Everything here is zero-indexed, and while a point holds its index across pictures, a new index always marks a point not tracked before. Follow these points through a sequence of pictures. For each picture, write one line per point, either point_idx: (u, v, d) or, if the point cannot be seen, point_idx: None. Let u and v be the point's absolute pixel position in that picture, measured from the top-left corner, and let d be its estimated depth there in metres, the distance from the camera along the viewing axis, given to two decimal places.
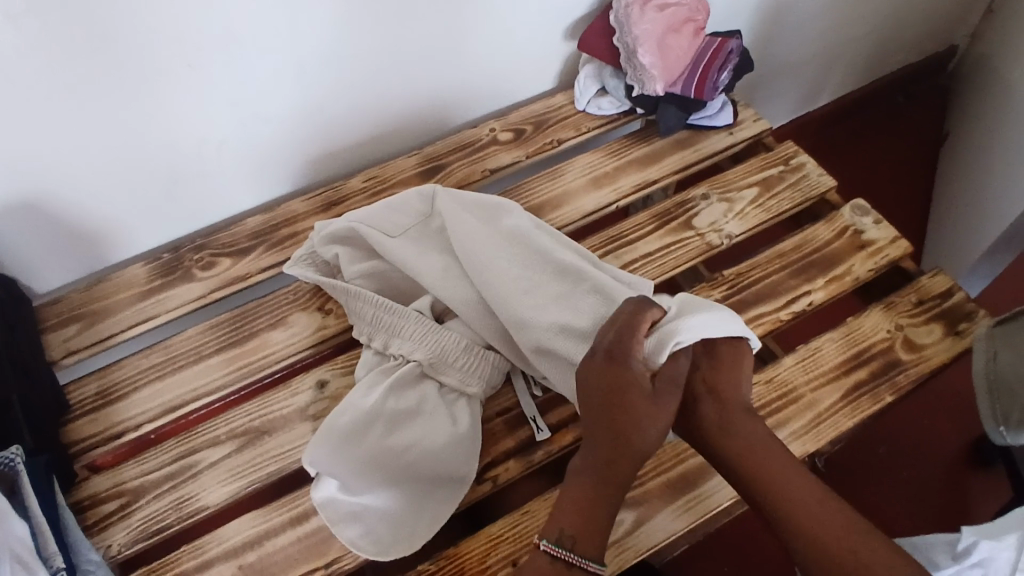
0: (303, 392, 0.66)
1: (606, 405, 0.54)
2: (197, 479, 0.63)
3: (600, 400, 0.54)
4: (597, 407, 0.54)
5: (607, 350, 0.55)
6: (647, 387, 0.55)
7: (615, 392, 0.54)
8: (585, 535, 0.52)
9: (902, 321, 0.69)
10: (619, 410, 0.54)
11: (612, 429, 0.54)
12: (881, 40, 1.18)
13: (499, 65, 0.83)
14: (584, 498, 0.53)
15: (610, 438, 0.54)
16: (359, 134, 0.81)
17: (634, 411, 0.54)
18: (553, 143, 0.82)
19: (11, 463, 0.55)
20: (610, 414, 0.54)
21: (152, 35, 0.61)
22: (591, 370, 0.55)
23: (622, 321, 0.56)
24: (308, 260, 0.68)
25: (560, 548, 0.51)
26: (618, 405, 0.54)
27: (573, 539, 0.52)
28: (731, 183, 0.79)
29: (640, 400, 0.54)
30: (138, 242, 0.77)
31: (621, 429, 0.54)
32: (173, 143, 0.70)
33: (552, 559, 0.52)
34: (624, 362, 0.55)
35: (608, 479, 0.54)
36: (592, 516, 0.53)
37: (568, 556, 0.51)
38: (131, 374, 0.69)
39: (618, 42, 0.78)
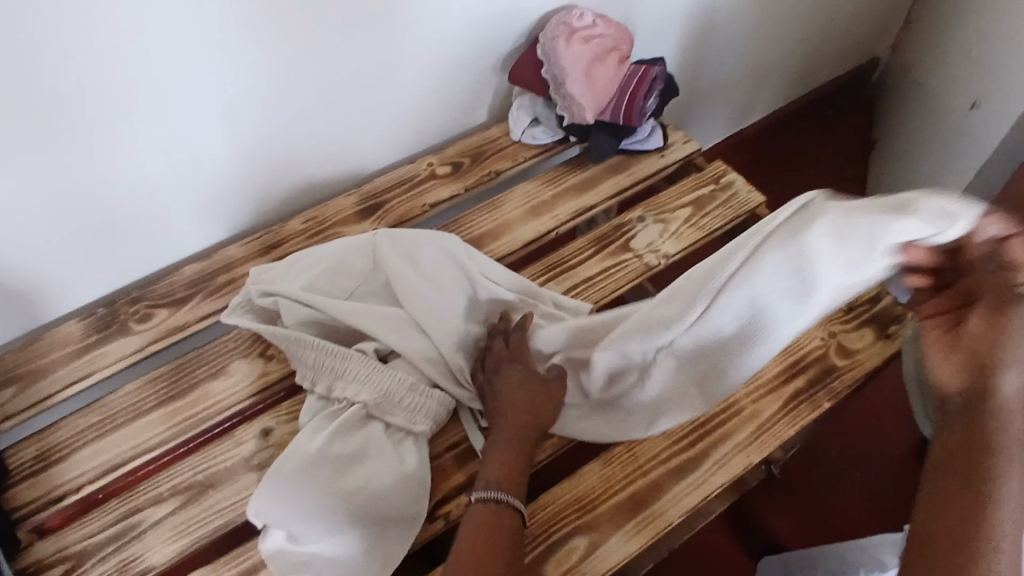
0: (247, 442, 0.65)
1: (516, 385, 0.62)
2: (141, 539, 0.61)
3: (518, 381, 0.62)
4: (509, 394, 0.61)
5: (509, 363, 0.63)
6: (535, 381, 0.62)
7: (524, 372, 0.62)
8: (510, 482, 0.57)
9: (834, 328, 0.71)
10: (527, 387, 0.62)
11: (517, 406, 0.61)
12: (803, 58, 1.23)
13: (434, 102, 0.84)
14: (506, 455, 0.59)
15: (526, 407, 0.61)
16: (298, 174, 0.81)
17: (535, 396, 0.62)
18: (491, 174, 0.84)
19: None
20: (522, 390, 0.62)
21: (82, 89, 0.61)
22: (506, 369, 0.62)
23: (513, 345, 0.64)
24: (246, 307, 0.67)
25: (490, 491, 0.56)
26: (530, 383, 0.62)
27: (497, 484, 0.57)
28: (665, 204, 0.81)
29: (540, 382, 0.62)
30: (72, 298, 0.75)
31: (536, 398, 0.62)
32: (103, 194, 0.69)
33: (484, 503, 0.55)
34: (524, 355, 0.63)
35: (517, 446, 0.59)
36: (512, 468, 0.58)
37: (497, 495, 0.56)
38: (69, 435, 0.66)
39: (546, 74, 0.80)
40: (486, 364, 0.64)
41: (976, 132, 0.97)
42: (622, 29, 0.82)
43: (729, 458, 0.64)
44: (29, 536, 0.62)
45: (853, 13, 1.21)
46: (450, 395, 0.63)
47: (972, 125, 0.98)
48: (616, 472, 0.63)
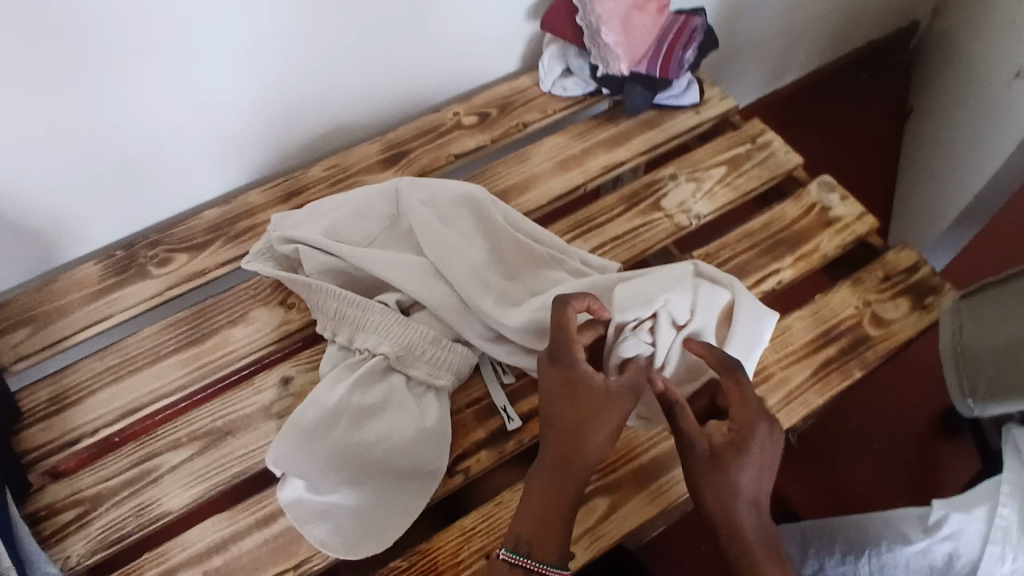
0: (266, 390, 0.64)
1: (558, 398, 0.54)
2: (158, 483, 0.61)
3: (556, 388, 0.54)
4: (559, 407, 0.54)
5: (551, 352, 0.55)
6: (600, 388, 0.54)
7: (569, 380, 0.54)
8: (545, 541, 0.51)
9: (869, 297, 0.69)
10: (573, 401, 0.54)
11: (566, 425, 0.53)
12: (845, 17, 1.18)
13: (461, 49, 0.81)
14: (545, 494, 0.52)
15: (573, 423, 0.53)
16: (319, 122, 0.79)
17: (592, 410, 0.53)
18: (519, 126, 0.81)
19: None
20: (570, 403, 0.54)
21: (107, 27, 0.59)
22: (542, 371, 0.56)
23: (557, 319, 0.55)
24: (267, 254, 0.65)
25: (517, 555, 0.50)
26: (579, 394, 0.54)
27: (530, 542, 0.51)
28: (698, 162, 0.78)
29: (594, 397, 0.54)
30: (89, 240, 0.74)
31: (589, 414, 0.53)
32: (122, 135, 0.67)
33: (511, 568, 0.50)
34: (575, 361, 0.55)
35: (560, 479, 0.53)
36: (550, 515, 0.52)
37: (525, 561, 0.50)
38: (87, 378, 0.66)
39: (581, 22, 0.76)
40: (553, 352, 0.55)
41: (1016, 101, 0.92)
42: None
43: None
44: (48, 475, 0.62)
45: None
46: (473, 350, 0.62)
47: (1013, 95, 0.93)
48: (638, 435, 0.62)
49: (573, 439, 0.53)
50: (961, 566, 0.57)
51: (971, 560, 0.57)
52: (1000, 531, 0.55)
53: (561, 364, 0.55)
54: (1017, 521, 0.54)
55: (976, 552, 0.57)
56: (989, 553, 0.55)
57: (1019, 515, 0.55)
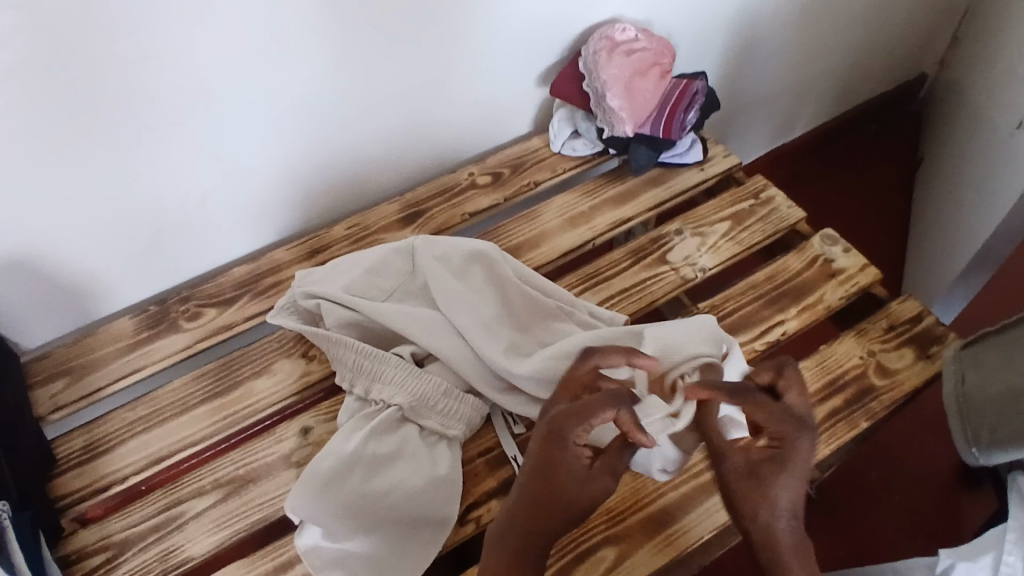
0: (287, 439, 0.67)
1: (534, 467, 0.53)
2: (182, 529, 0.63)
3: (535, 455, 0.54)
4: (532, 478, 0.53)
5: (548, 425, 0.54)
6: (580, 471, 0.53)
7: (547, 452, 0.53)
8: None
9: (873, 347, 0.70)
10: (546, 475, 0.53)
11: (534, 497, 0.52)
12: (847, 75, 1.22)
13: (476, 113, 0.86)
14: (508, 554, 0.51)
15: (536, 492, 0.53)
16: (340, 184, 0.84)
17: (561, 492, 0.52)
18: (529, 185, 0.85)
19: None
20: (543, 479, 0.53)
21: (148, 101, 0.65)
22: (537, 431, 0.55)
23: (580, 406, 0.53)
24: (291, 308, 0.69)
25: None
26: (555, 473, 0.52)
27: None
28: (703, 218, 0.81)
29: (571, 480, 0.53)
30: (125, 296, 0.79)
31: (553, 494, 0.52)
32: (156, 199, 0.72)
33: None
34: (564, 441, 0.53)
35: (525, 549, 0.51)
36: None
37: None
38: (118, 427, 0.70)
39: (587, 88, 0.81)
40: (552, 431, 0.53)
41: (1020, 150, 0.93)
42: (663, 43, 0.82)
43: None
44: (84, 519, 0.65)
45: (901, 28, 1.19)
46: (484, 401, 0.64)
47: (1016, 144, 0.94)
48: (646, 485, 0.63)
49: (537, 508, 0.52)
50: None
51: None
52: None
53: (552, 439, 0.53)
54: None
55: None
56: None
57: None
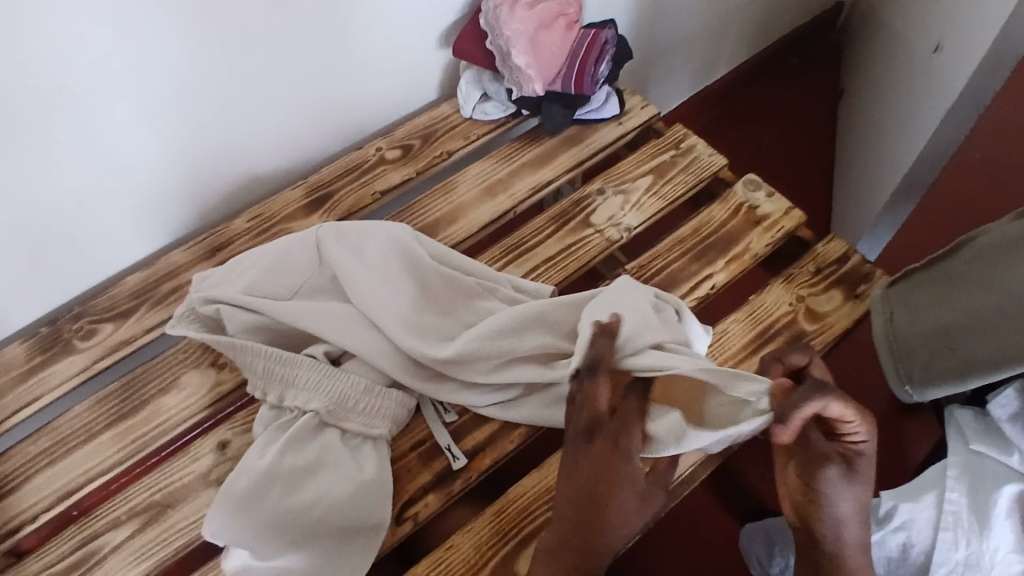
0: (203, 457, 0.62)
1: (589, 486, 0.52)
2: (100, 566, 0.59)
3: (585, 477, 0.52)
4: (579, 485, 0.52)
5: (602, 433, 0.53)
6: (637, 483, 0.53)
7: (603, 474, 0.52)
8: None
9: (802, 292, 0.69)
10: (604, 497, 0.52)
11: (586, 505, 0.52)
12: (762, 10, 1.20)
13: (377, 82, 0.80)
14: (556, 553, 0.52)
15: (591, 515, 0.52)
16: (235, 174, 0.78)
17: (610, 501, 0.52)
18: (442, 155, 0.80)
19: None
20: (595, 488, 0.52)
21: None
22: (584, 449, 0.53)
23: (627, 417, 0.53)
24: (191, 316, 0.64)
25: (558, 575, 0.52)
26: (607, 481, 0.52)
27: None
28: (624, 174, 0.78)
29: (624, 492, 0.52)
30: (12, 319, 0.71)
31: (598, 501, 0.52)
32: (29, 210, 0.65)
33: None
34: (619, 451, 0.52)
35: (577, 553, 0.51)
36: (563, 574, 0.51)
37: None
38: (19, 464, 0.64)
39: (491, 45, 0.76)
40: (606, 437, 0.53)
41: (938, 75, 0.92)
42: None
43: None
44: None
45: None
46: (408, 393, 0.61)
47: (934, 70, 0.94)
48: None
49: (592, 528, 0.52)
50: (916, 556, 0.59)
51: (924, 549, 0.58)
52: (952, 517, 0.57)
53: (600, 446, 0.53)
54: (967, 505, 0.56)
55: (927, 539, 0.58)
56: (943, 540, 0.56)
57: (968, 498, 0.57)
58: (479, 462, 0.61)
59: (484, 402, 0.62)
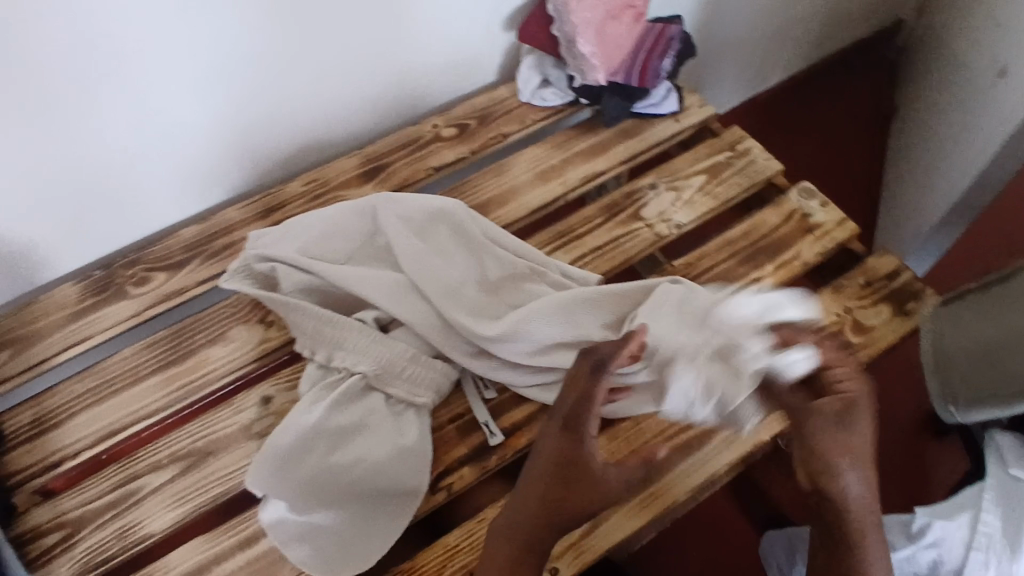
0: (246, 409, 0.64)
1: (545, 472, 0.52)
2: (140, 506, 0.61)
3: (546, 466, 0.52)
4: (537, 470, 0.53)
5: (563, 420, 0.53)
6: (595, 474, 0.52)
7: (563, 462, 0.52)
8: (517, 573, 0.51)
9: (850, 304, 0.69)
10: (560, 484, 0.52)
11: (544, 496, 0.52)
12: (821, 20, 1.18)
13: (439, 59, 0.81)
14: (514, 540, 0.52)
15: (551, 505, 0.52)
16: (291, 139, 0.78)
17: (566, 493, 0.52)
18: (497, 138, 0.81)
19: None
20: (555, 477, 0.52)
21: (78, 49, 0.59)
22: (548, 437, 0.54)
23: (579, 393, 0.53)
24: (246, 272, 0.65)
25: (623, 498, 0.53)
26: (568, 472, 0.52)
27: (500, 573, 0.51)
28: (678, 171, 0.78)
29: (583, 485, 0.52)
30: (68, 260, 0.73)
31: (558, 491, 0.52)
32: (93, 157, 0.67)
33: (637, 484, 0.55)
34: (580, 437, 0.52)
35: (532, 543, 0.52)
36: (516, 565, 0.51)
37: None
38: (66, 400, 0.66)
39: (556, 32, 0.77)
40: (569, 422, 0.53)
41: (997, 97, 0.91)
42: None
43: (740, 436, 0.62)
44: (34, 496, 0.62)
45: None
46: (453, 365, 0.62)
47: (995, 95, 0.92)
48: (621, 447, 0.61)
49: (550, 515, 0.52)
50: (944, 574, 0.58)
51: (954, 567, 0.58)
52: (985, 538, 0.57)
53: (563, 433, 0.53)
54: (1000, 528, 0.57)
55: (959, 559, 0.58)
56: (974, 560, 0.56)
57: (1002, 521, 0.57)
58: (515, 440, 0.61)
59: (526, 383, 0.62)
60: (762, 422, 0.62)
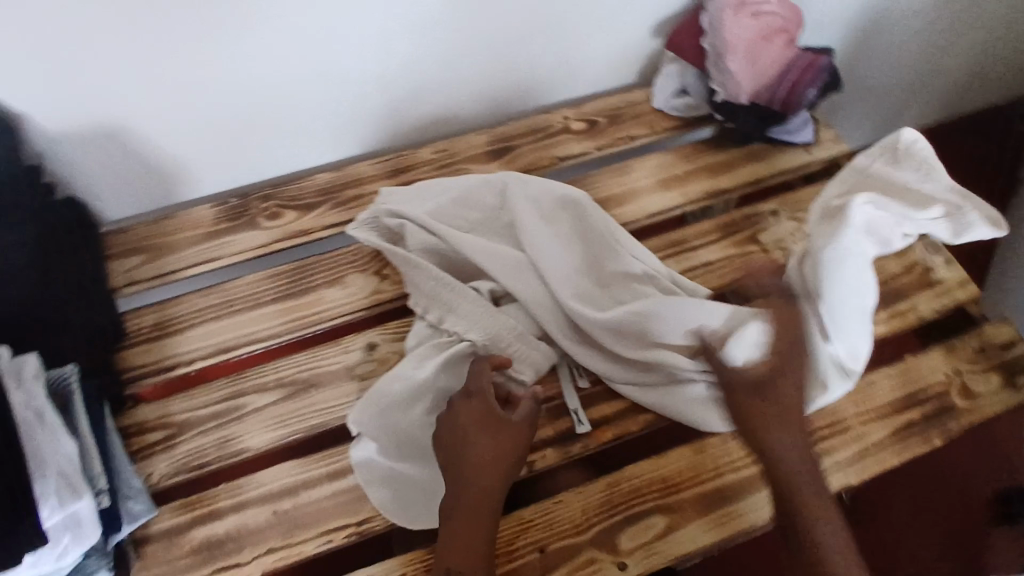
0: (352, 351, 0.67)
1: (467, 436, 0.57)
2: (241, 421, 0.65)
3: (466, 429, 0.57)
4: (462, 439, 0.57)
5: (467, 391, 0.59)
6: (505, 426, 0.57)
7: (485, 424, 0.57)
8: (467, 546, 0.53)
9: (960, 366, 0.67)
10: (480, 439, 0.56)
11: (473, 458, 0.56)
12: (966, 76, 1.14)
13: (582, 53, 0.83)
14: (464, 511, 0.54)
15: (482, 467, 0.56)
16: (430, 108, 0.82)
17: (488, 449, 0.56)
18: (625, 139, 0.82)
19: (65, 382, 0.58)
20: (478, 439, 0.56)
21: None
22: (466, 411, 0.58)
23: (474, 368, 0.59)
24: (372, 224, 0.68)
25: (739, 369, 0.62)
26: (490, 430, 0.57)
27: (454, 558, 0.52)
28: (802, 202, 0.77)
29: (499, 438, 0.56)
30: (208, 184, 0.78)
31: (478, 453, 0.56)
32: (254, 91, 0.71)
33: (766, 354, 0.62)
34: (489, 399, 0.58)
35: (471, 509, 0.54)
36: (469, 535, 0.53)
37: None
38: (189, 311, 0.71)
39: (705, 44, 0.77)
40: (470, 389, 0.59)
41: None
42: (795, 11, 0.77)
43: (827, 475, 0.61)
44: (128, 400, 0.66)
45: None
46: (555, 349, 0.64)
47: None
48: (705, 463, 0.61)
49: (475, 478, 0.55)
50: None
51: None
52: None
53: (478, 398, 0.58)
54: None
55: None
56: None
57: None
58: (600, 433, 0.62)
59: (621, 378, 0.63)
60: (851, 465, 0.62)
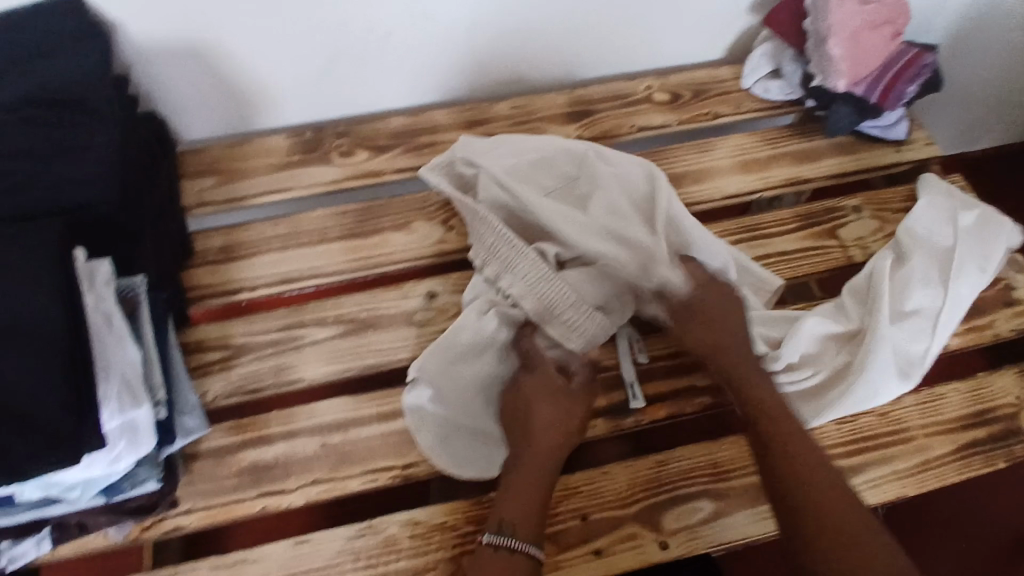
0: (413, 298, 0.67)
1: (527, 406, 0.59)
2: (298, 352, 0.65)
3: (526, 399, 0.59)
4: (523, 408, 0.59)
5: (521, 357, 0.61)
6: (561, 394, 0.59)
7: (544, 393, 0.59)
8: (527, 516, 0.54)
9: None
10: (539, 407, 0.58)
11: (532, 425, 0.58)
12: None
13: (676, 22, 0.80)
14: (526, 480, 0.56)
15: (538, 437, 0.57)
16: (513, 62, 0.80)
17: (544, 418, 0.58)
18: (708, 116, 0.79)
19: (132, 291, 0.58)
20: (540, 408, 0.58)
21: None
22: (530, 377, 0.60)
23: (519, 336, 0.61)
24: (444, 170, 0.67)
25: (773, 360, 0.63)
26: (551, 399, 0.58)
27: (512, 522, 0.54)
28: (887, 202, 0.74)
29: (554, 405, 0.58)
30: (284, 115, 0.78)
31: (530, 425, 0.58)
32: (341, 26, 0.70)
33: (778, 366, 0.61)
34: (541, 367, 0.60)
35: (530, 471, 0.56)
36: (531, 501, 0.54)
37: (511, 541, 0.53)
38: (255, 238, 0.71)
39: (808, 27, 0.73)
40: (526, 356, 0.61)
41: None
42: (899, 1, 0.73)
43: (882, 483, 0.60)
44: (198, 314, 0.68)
45: None
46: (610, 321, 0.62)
47: None
48: None
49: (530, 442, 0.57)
50: None
51: None
52: None
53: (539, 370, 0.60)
54: None
55: None
56: None
57: None
58: (653, 411, 0.62)
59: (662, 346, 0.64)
60: (908, 476, 0.60)
